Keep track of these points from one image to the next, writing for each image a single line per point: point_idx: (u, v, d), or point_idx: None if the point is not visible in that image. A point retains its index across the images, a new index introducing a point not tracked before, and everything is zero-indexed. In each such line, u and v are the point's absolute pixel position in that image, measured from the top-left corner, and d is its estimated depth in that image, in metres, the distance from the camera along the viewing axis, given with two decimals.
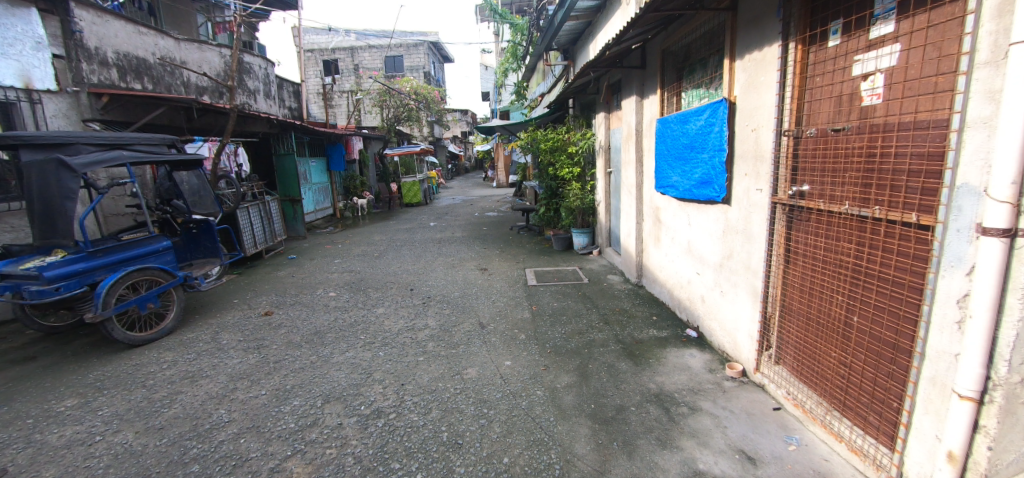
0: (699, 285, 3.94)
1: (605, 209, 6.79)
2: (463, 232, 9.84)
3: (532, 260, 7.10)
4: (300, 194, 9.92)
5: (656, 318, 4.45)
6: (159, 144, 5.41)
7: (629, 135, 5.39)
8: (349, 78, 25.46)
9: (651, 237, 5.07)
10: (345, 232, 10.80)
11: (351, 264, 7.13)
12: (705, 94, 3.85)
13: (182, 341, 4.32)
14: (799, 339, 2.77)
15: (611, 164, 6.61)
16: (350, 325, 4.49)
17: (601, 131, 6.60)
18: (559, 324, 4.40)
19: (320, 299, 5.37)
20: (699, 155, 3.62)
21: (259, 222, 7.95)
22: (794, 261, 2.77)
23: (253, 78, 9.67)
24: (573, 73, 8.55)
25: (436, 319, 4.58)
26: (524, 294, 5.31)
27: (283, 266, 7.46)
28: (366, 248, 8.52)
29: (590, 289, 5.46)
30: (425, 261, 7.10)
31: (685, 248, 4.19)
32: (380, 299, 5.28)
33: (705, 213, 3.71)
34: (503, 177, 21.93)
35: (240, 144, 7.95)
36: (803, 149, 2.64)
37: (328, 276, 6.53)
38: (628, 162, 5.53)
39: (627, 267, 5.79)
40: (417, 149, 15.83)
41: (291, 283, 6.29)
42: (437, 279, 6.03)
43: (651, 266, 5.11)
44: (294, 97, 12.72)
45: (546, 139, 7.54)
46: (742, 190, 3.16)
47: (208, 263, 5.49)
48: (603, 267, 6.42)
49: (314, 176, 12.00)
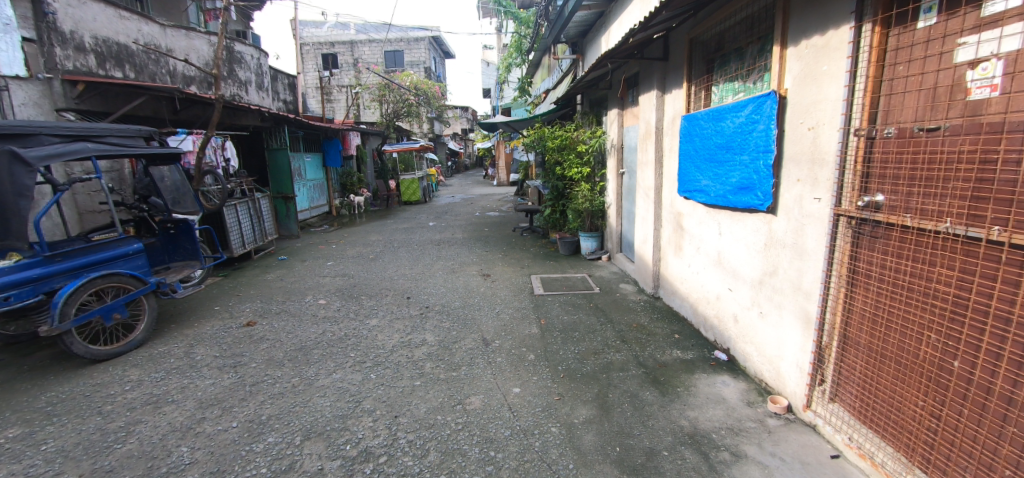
0: (731, 303, 3.50)
1: (616, 212, 6.35)
2: (463, 233, 9.40)
3: (537, 265, 6.65)
4: (293, 191, 9.55)
5: (679, 336, 4.01)
6: (135, 136, 4.96)
7: (646, 134, 4.94)
8: (348, 73, 24.97)
9: (670, 246, 4.64)
10: (340, 231, 10.35)
11: (345, 268, 6.68)
12: (742, 89, 3.43)
13: (152, 356, 3.88)
14: (865, 377, 2.36)
15: (623, 164, 6.17)
16: (339, 340, 4.05)
17: (615, 128, 6.15)
18: (571, 342, 3.96)
19: (308, 308, 4.93)
20: (737, 156, 3.18)
21: (249, 220, 7.57)
22: (861, 284, 2.35)
23: (245, 69, 9.19)
24: (582, 68, 8.10)
25: (435, 335, 4.13)
26: (532, 306, 4.87)
27: (272, 268, 7.01)
28: (361, 249, 8.07)
29: (602, 301, 5.01)
30: (423, 265, 6.66)
31: (713, 260, 3.76)
32: (375, 309, 4.84)
33: (741, 222, 3.28)
34: (504, 175, 21.50)
35: (229, 137, 7.48)
36: (878, 153, 2.21)
37: (319, 280, 6.08)
38: (644, 163, 5.09)
39: (641, 276, 5.35)
40: (416, 145, 15.49)
41: (278, 287, 5.84)
42: (436, 286, 5.58)
43: (669, 277, 4.69)
44: (289, 90, 12.25)
45: (553, 137, 7.10)
46: (792, 199, 2.73)
47: (186, 266, 5.05)
48: (614, 275, 5.97)
49: (309, 171, 11.55)
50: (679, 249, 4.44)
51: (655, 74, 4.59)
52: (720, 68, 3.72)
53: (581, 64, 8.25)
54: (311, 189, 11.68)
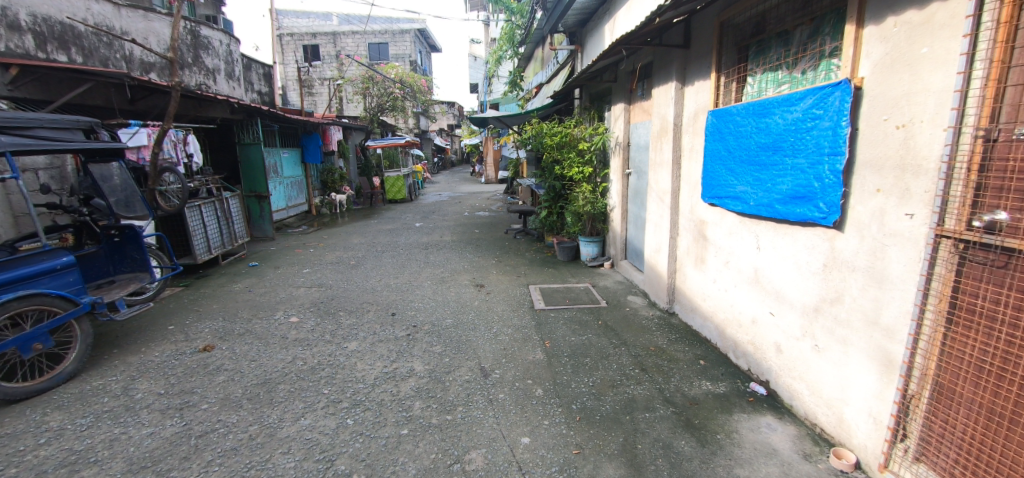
0: (772, 329, 3.00)
1: (621, 215, 5.82)
2: (452, 235, 8.80)
3: (535, 273, 6.11)
4: (267, 189, 8.82)
5: (705, 363, 3.50)
6: (73, 128, 4.27)
7: (661, 131, 4.41)
8: (330, 65, 24.02)
9: (688, 258, 4.13)
10: (319, 233, 9.66)
11: (322, 277, 6.02)
12: (789, 80, 2.93)
13: (82, 395, 3.24)
14: (973, 441, 1.87)
15: (630, 164, 5.64)
16: (311, 371, 3.43)
17: (620, 125, 5.63)
18: (582, 371, 3.42)
19: (277, 328, 4.28)
20: (789, 159, 2.66)
21: (216, 222, 6.91)
22: (971, 326, 1.85)
23: (213, 56, 8.43)
24: (581, 60, 7.57)
25: (424, 363, 3.55)
26: (533, 324, 4.30)
27: (241, 277, 6.31)
28: (341, 254, 7.42)
29: (611, 318, 4.46)
30: (409, 273, 6.05)
31: (746, 278, 3.26)
32: (355, 329, 4.22)
33: (791, 237, 2.76)
34: (492, 172, 20.94)
35: (191, 130, 6.73)
36: (1003, 159, 1.71)
37: (293, 292, 5.42)
38: (657, 163, 4.55)
39: (652, 288, 4.83)
40: (402, 141, 14.80)
41: (245, 301, 5.17)
42: (425, 299, 4.99)
43: (688, 293, 4.18)
44: (265, 80, 11.45)
45: (552, 133, 6.51)
46: (869, 213, 2.22)
47: (133, 281, 4.38)
48: (620, 286, 5.43)
49: (285, 168, 10.79)
50: (699, 262, 3.92)
51: (673, 63, 4.06)
52: (757, 56, 3.22)
53: (579, 55, 7.70)
54: (289, 187, 10.93)
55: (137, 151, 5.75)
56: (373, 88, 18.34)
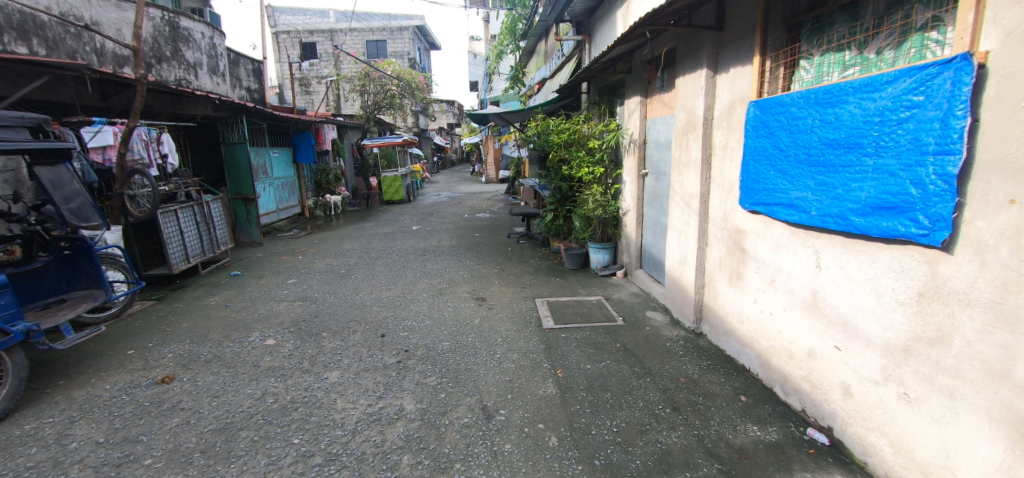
0: (838, 366, 2.47)
1: (636, 220, 5.28)
2: (451, 240, 8.26)
3: (541, 283, 5.56)
4: (254, 192, 8.30)
5: (748, 400, 2.97)
6: (17, 126, 3.72)
7: (686, 127, 3.87)
8: (327, 63, 23.43)
9: (721, 272, 3.60)
10: (310, 237, 9.13)
11: (308, 289, 5.48)
12: (860, 62, 2.39)
13: (6, 445, 2.71)
14: None
15: (646, 165, 5.11)
16: (281, 414, 2.89)
17: (636, 121, 5.09)
18: (604, 411, 2.88)
19: (249, 354, 3.73)
20: (870, 160, 2.12)
21: (194, 228, 6.40)
22: None
23: (194, 49, 7.89)
24: (589, 51, 7.03)
25: (416, 400, 3.01)
26: (543, 348, 3.75)
27: (219, 289, 5.77)
28: (332, 262, 6.89)
29: (631, 340, 3.91)
30: (404, 285, 5.51)
31: (800, 302, 2.72)
32: (338, 355, 3.68)
33: (868, 257, 2.23)
34: (493, 172, 20.43)
35: (166, 129, 6.18)
36: None
37: (273, 307, 4.88)
38: (681, 163, 4.01)
39: (675, 304, 4.29)
40: (399, 139, 14.28)
41: (219, 319, 4.62)
42: (419, 316, 4.44)
43: (720, 313, 3.64)
44: (254, 76, 10.90)
45: (560, 130, 5.95)
46: (998, 232, 1.68)
47: (85, 300, 3.90)
48: (637, 300, 4.89)
49: (275, 169, 10.25)
50: (736, 278, 3.38)
51: (704, 48, 3.52)
52: (814, 35, 2.69)
53: (586, 47, 7.15)
54: (279, 188, 10.38)
55: (103, 151, 5.21)
56: (370, 85, 17.75)
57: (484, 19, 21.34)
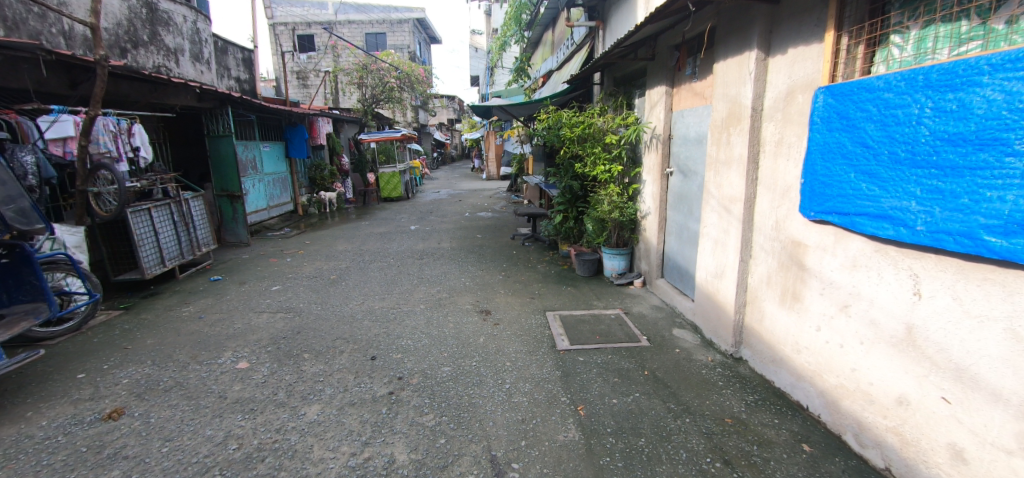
0: (945, 423, 1.99)
1: (657, 224, 4.74)
2: (452, 241, 7.71)
3: (552, 293, 5.03)
4: (240, 188, 7.78)
5: (815, 451, 2.46)
6: None
7: (727, 119, 3.32)
8: (325, 56, 22.85)
9: (769, 290, 3.07)
10: (302, 237, 8.58)
11: (292, 299, 4.93)
12: (981, 34, 1.88)
13: None
14: None
15: (670, 163, 4.57)
16: (243, 467, 2.35)
17: (660, 113, 4.54)
18: (641, 467, 2.34)
19: (216, 382, 3.21)
20: (1019, 162, 1.62)
21: (171, 228, 5.90)
22: None
23: (175, 34, 7.34)
24: (603, 37, 6.48)
25: (410, 448, 2.48)
26: (559, 376, 3.21)
27: (195, 296, 5.23)
28: (322, 266, 6.34)
29: (660, 366, 3.37)
30: (400, 294, 4.98)
31: (887, 337, 2.22)
32: (319, 384, 3.15)
33: (1003, 287, 1.75)
34: (494, 168, 19.85)
35: (137, 119, 5.61)
36: None
37: (252, 321, 4.34)
38: (719, 161, 3.47)
39: (707, 323, 3.76)
40: (398, 134, 13.58)
41: (189, 335, 4.09)
42: (415, 334, 3.90)
43: (766, 339, 3.12)
44: (244, 65, 10.36)
45: (572, 123, 5.39)
46: None
47: (24, 317, 3.38)
48: (660, 314, 4.36)
49: (265, 164, 9.68)
50: (791, 300, 2.86)
51: (753, 25, 2.98)
52: (909, 3, 2.17)
53: (600, 34, 6.59)
54: (270, 184, 9.82)
55: (63, 143, 4.65)
56: (368, 77, 17.16)
57: (486, 11, 20.71)
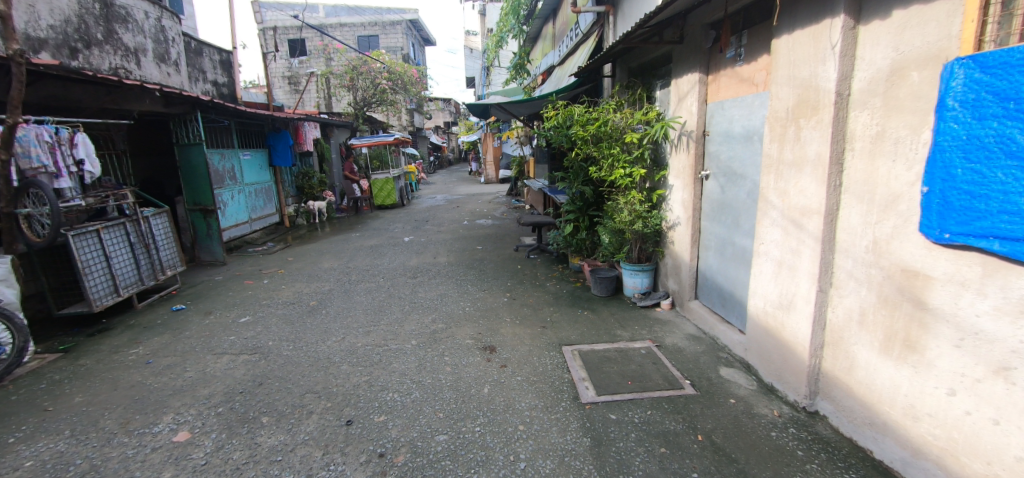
0: None
1: (690, 236, 3.99)
2: (450, 255, 6.96)
3: (567, 319, 4.28)
4: (214, 202, 7.04)
5: None
6: None
7: (796, 108, 2.59)
8: (316, 60, 22.15)
9: (863, 332, 2.34)
10: (285, 253, 7.82)
11: (261, 335, 4.18)
12: None
13: None
14: None
15: (705, 164, 3.84)
16: None
17: (691, 105, 3.81)
18: None
19: (141, 466, 2.48)
20: None
21: (127, 251, 5.15)
22: None
23: (135, 32, 6.61)
24: (615, 23, 5.74)
25: None
26: (589, 447, 2.47)
27: (150, 333, 4.48)
28: (302, 289, 5.60)
29: (717, 427, 2.62)
30: (387, 325, 4.23)
31: None
32: (275, 467, 2.41)
33: None
34: (493, 171, 19.13)
35: (81, 128, 4.83)
36: None
37: (208, 367, 3.60)
38: (784, 162, 2.73)
39: (766, 364, 3.01)
40: (389, 139, 12.91)
41: (128, 389, 3.35)
42: (403, 384, 3.14)
43: (859, 394, 2.39)
44: (222, 68, 9.63)
45: (585, 120, 4.65)
46: None
47: None
48: (700, 347, 3.60)
49: (246, 173, 8.93)
50: (901, 348, 2.14)
51: None
52: None
53: (610, 20, 5.85)
54: (251, 196, 9.06)
55: None
56: (359, 80, 16.46)
57: (480, 10, 20.06)
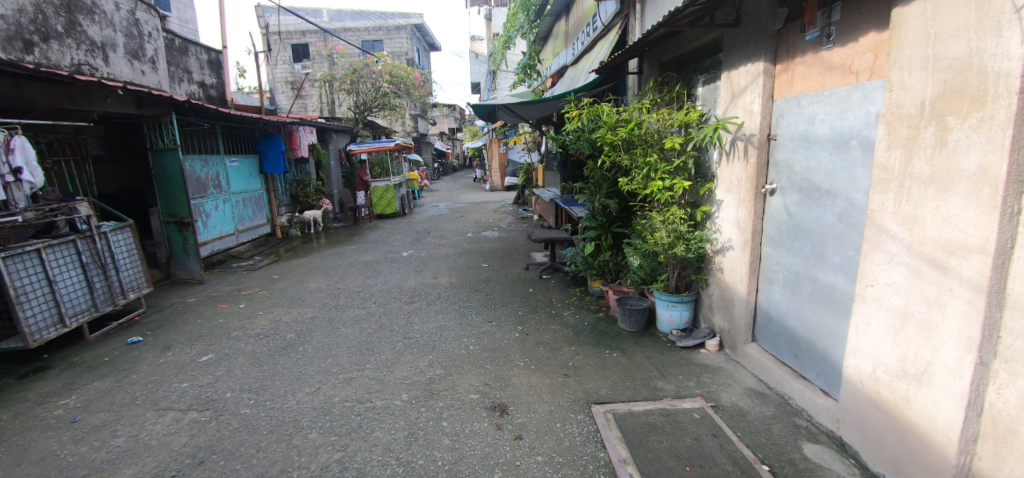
0: None
1: (751, 264, 3.20)
2: (453, 274, 6.19)
3: (593, 364, 3.50)
4: (190, 213, 6.33)
5: None
6: None
7: (944, 102, 1.83)
8: (319, 66, 21.60)
9: None
10: (270, 269, 7.07)
11: (219, 382, 3.42)
12: None
13: None
14: None
15: (769, 177, 3.07)
16: None
17: (752, 102, 3.06)
18: None
19: None
20: None
21: (78, 274, 4.42)
22: None
23: (103, 25, 5.94)
24: (642, 12, 4.99)
25: None
26: None
27: (91, 374, 3.73)
28: (281, 317, 4.84)
29: None
30: (373, 371, 3.45)
31: None
32: None
33: None
34: (499, 179, 18.37)
35: (20, 128, 4.16)
36: None
37: (143, 431, 2.84)
38: (915, 177, 1.96)
39: (878, 447, 2.22)
40: (391, 143, 12.08)
41: (33, 465, 2.59)
42: (385, 469, 2.37)
43: None
44: (211, 68, 8.97)
45: (614, 122, 3.90)
46: None
47: None
48: (769, 410, 2.81)
49: (232, 182, 8.24)
50: None
51: None
52: None
53: (636, 9, 5.11)
54: (238, 205, 8.35)
55: None
56: (360, 84, 15.82)
57: (487, 15, 19.48)
